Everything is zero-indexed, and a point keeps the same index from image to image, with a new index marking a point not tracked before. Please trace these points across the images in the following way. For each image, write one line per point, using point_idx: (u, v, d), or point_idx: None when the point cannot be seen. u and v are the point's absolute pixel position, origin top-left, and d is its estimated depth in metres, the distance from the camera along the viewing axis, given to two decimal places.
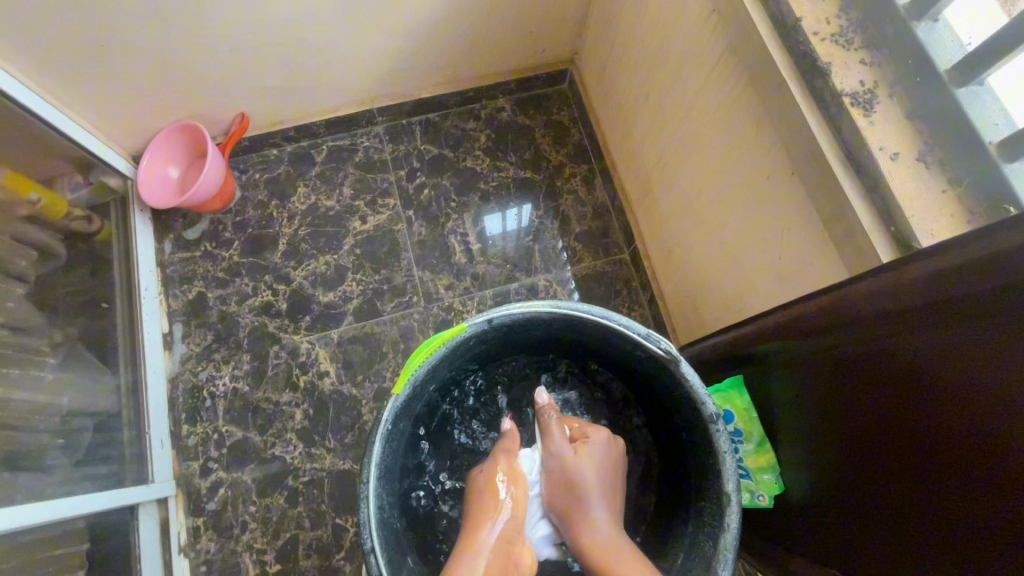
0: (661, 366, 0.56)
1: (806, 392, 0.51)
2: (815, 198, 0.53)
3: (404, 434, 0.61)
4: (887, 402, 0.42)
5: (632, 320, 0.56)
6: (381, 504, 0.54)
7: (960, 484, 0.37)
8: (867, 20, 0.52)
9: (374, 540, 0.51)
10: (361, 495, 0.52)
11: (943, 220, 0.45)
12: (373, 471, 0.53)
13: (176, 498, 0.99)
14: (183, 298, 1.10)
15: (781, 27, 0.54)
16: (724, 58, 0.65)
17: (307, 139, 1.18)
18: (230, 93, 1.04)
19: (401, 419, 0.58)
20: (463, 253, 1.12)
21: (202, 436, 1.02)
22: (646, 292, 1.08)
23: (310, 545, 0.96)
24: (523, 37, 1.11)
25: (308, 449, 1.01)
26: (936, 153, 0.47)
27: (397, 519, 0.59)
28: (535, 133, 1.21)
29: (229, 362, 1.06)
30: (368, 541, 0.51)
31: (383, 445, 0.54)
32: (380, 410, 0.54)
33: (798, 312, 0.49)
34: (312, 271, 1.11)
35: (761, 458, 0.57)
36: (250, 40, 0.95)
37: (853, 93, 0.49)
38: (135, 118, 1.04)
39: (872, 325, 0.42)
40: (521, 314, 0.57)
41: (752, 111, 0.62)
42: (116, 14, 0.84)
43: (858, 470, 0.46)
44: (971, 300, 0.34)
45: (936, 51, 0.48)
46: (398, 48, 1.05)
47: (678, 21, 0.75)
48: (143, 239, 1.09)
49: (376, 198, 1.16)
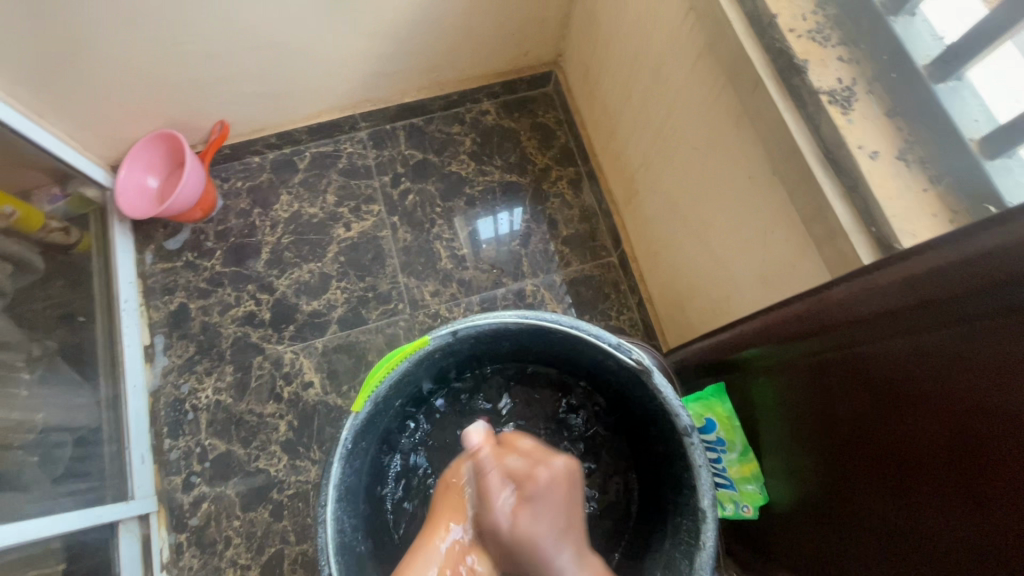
0: (634, 377, 0.55)
1: (787, 399, 0.49)
2: (795, 199, 0.51)
3: (369, 452, 0.60)
4: (867, 408, 0.41)
5: (602, 329, 0.55)
6: (340, 527, 0.53)
7: (952, 499, 0.35)
8: (844, 15, 0.51)
9: (332, 566, 0.50)
10: (319, 519, 0.51)
11: (925, 220, 0.43)
12: (331, 494, 0.52)
13: (157, 514, 0.97)
14: (165, 309, 1.08)
15: (757, 24, 0.53)
16: (703, 56, 0.64)
17: (290, 145, 1.17)
18: (209, 100, 1.03)
19: (364, 437, 0.57)
20: (449, 259, 1.11)
21: (184, 450, 1.00)
22: (634, 295, 1.07)
23: (295, 560, 0.94)
24: (507, 39, 1.10)
25: (293, 461, 0.99)
26: (916, 152, 0.46)
27: (361, 541, 0.58)
28: (521, 136, 1.20)
29: (212, 374, 1.04)
30: (324, 566, 0.50)
31: (342, 466, 0.53)
32: (339, 429, 0.53)
33: (778, 317, 0.48)
34: (296, 280, 1.10)
35: (744, 468, 0.56)
36: (228, 46, 0.93)
37: (830, 90, 0.48)
38: (112, 128, 1.02)
39: (850, 330, 0.40)
40: (488, 326, 0.56)
41: (730, 112, 0.61)
42: (88, 21, 0.83)
43: (841, 479, 0.45)
44: (949, 303, 0.33)
45: (913, 46, 0.47)
46: (379, 52, 1.03)
47: (656, 23, 0.74)
48: (122, 250, 1.07)
49: (360, 205, 1.15)
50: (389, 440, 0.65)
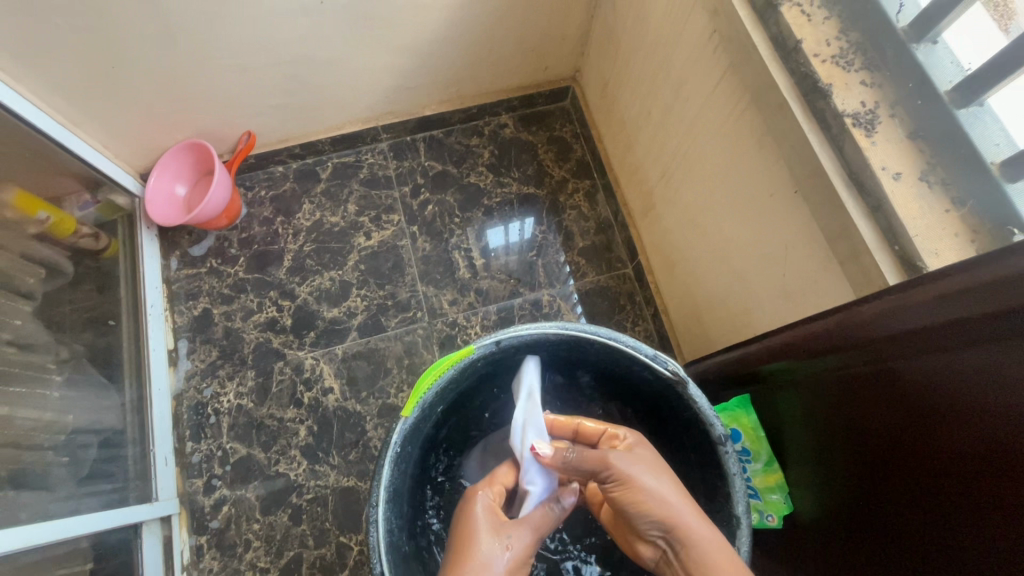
0: (669, 389, 0.57)
1: (813, 412, 0.50)
2: (818, 217, 0.53)
3: (412, 458, 0.61)
4: (895, 418, 0.42)
5: (639, 341, 0.57)
6: (389, 528, 0.54)
7: (980, 507, 0.36)
8: (867, 43, 0.53)
9: (384, 564, 0.51)
10: (371, 519, 0.52)
11: (948, 240, 0.45)
12: (382, 495, 0.53)
13: (179, 515, 0.98)
14: (189, 314, 1.11)
15: (782, 49, 0.55)
16: (727, 77, 0.66)
17: (313, 156, 1.20)
18: (238, 111, 1.06)
19: (409, 442, 0.58)
20: (467, 268, 1.13)
21: (206, 453, 1.02)
22: (649, 306, 1.08)
23: (314, 564, 0.96)
24: (526, 55, 1.12)
25: (312, 466, 1.00)
26: (938, 173, 0.47)
27: (405, 543, 0.59)
28: (538, 149, 1.22)
29: (234, 378, 1.06)
30: (377, 564, 0.51)
31: (392, 468, 0.54)
32: (389, 432, 0.55)
33: (808, 331, 0.49)
34: (317, 287, 1.12)
35: (769, 478, 0.57)
36: (259, 60, 0.96)
37: (855, 113, 0.50)
38: (144, 138, 1.05)
39: (882, 344, 0.42)
40: (530, 336, 0.58)
41: (755, 131, 0.63)
42: (126, 35, 0.86)
43: (865, 487, 0.46)
44: (980, 323, 0.34)
45: (935, 73, 0.49)
46: (403, 66, 1.06)
47: (678, 43, 0.76)
48: (150, 256, 1.10)
49: (380, 214, 1.17)
50: (429, 446, 0.66)
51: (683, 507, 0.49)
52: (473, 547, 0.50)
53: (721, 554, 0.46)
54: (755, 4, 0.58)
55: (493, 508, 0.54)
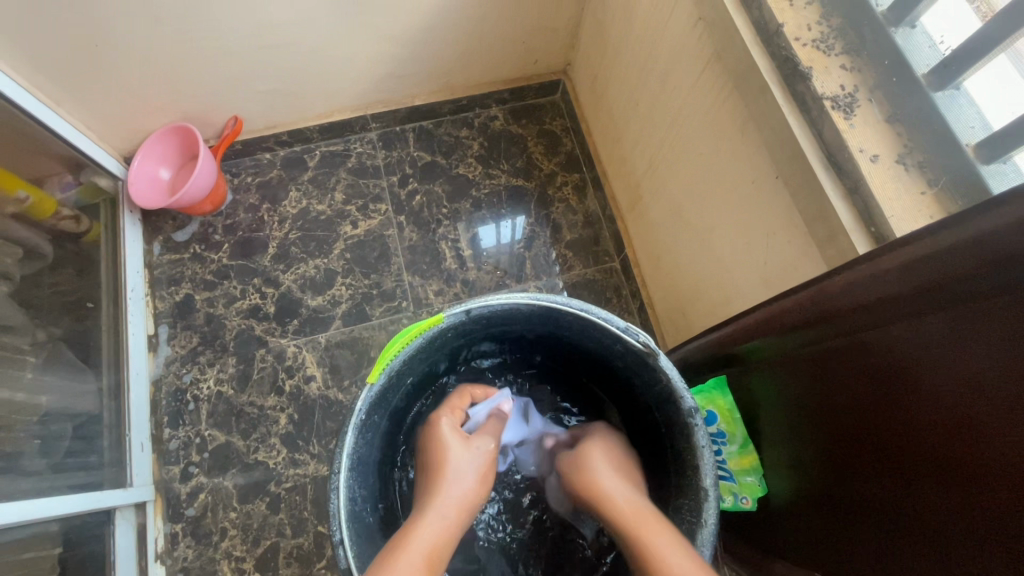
0: (640, 361, 0.57)
1: (787, 390, 0.51)
2: (797, 200, 0.53)
3: (381, 427, 0.61)
4: (867, 390, 0.42)
5: (611, 313, 0.56)
6: (351, 496, 0.53)
7: (949, 474, 0.36)
8: (848, 26, 0.53)
9: (344, 532, 0.50)
10: (332, 486, 0.52)
11: (924, 220, 0.45)
12: (344, 462, 0.52)
13: (154, 502, 0.97)
14: (170, 300, 1.09)
15: (764, 32, 0.55)
16: (710, 62, 0.66)
17: (301, 143, 1.19)
18: (226, 96, 1.05)
19: (376, 411, 0.58)
20: (454, 259, 1.12)
21: (184, 440, 1.01)
22: (635, 299, 1.08)
23: (291, 554, 0.94)
24: (517, 47, 1.12)
25: (292, 454, 0.99)
26: (915, 155, 0.48)
27: (370, 513, 0.58)
28: (528, 141, 1.22)
29: (214, 365, 1.05)
30: (337, 532, 0.50)
31: (356, 436, 0.54)
32: (353, 400, 0.54)
33: (780, 308, 0.49)
34: (302, 275, 1.11)
35: (744, 460, 0.57)
36: (246, 43, 0.95)
37: (834, 96, 0.50)
38: (129, 120, 1.04)
39: (851, 317, 0.42)
40: (500, 307, 0.58)
41: (736, 112, 0.63)
42: (110, 15, 0.85)
43: (839, 462, 0.46)
44: (945, 287, 0.35)
45: (913, 56, 0.49)
46: (393, 54, 1.05)
47: (662, 31, 0.76)
48: (131, 239, 1.09)
49: (367, 203, 1.16)
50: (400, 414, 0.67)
51: (614, 480, 0.59)
52: (445, 476, 0.59)
53: (636, 512, 0.54)
54: None
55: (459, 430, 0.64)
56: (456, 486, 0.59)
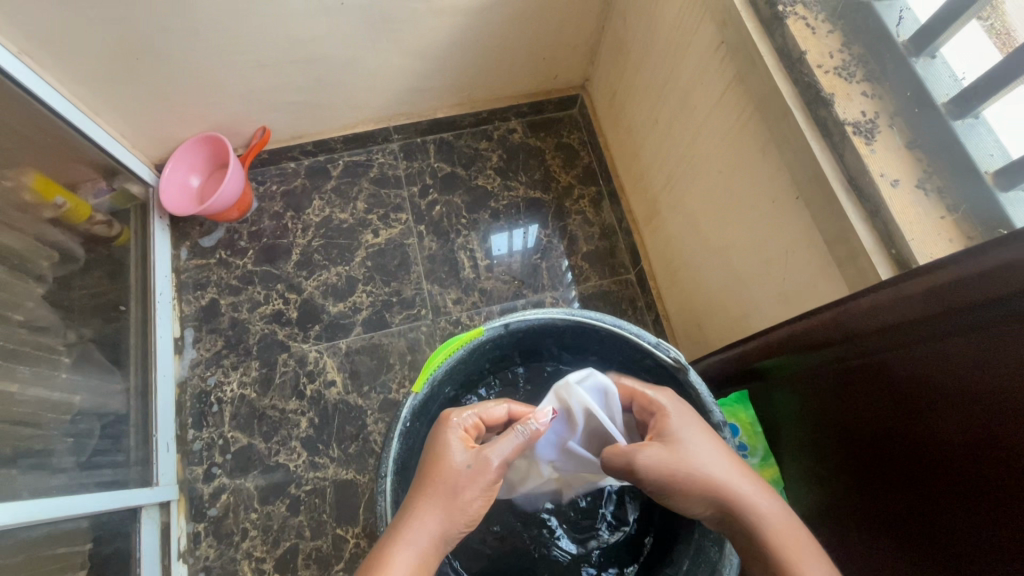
0: (670, 377, 0.59)
1: (810, 407, 0.52)
2: (818, 221, 0.55)
3: (422, 435, 0.63)
4: (891, 407, 0.43)
5: (642, 329, 0.59)
6: (396, 499, 0.55)
7: (971, 491, 0.37)
8: (869, 55, 0.55)
9: None
10: (379, 489, 0.54)
11: (943, 244, 0.47)
12: (390, 467, 0.55)
13: (178, 502, 0.99)
14: (196, 304, 1.12)
15: (787, 59, 0.57)
16: (732, 85, 0.68)
17: (324, 153, 1.22)
18: (255, 108, 1.08)
19: (419, 420, 0.60)
20: (471, 268, 1.14)
21: (208, 442, 1.03)
22: (651, 311, 1.09)
23: (310, 555, 0.96)
24: (538, 63, 1.15)
25: (312, 458, 1.01)
26: (934, 180, 0.49)
27: None
28: (546, 154, 1.25)
29: (238, 368, 1.08)
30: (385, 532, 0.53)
31: (400, 442, 0.56)
32: (399, 408, 0.57)
33: (805, 326, 0.51)
34: (324, 281, 1.13)
35: (765, 472, 0.59)
36: (278, 56, 0.98)
37: (855, 122, 0.52)
38: (161, 129, 1.08)
39: (879, 336, 0.43)
40: (536, 321, 0.60)
41: (758, 134, 0.65)
42: (150, 28, 0.88)
43: (859, 475, 0.47)
44: (966, 313, 0.36)
45: (933, 85, 0.52)
46: (418, 68, 1.08)
47: (684, 53, 0.79)
48: (160, 245, 1.12)
49: (388, 213, 1.19)
50: None
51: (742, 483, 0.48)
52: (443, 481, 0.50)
53: (781, 527, 0.46)
54: (762, 16, 0.60)
55: (466, 438, 0.53)
56: (440, 503, 0.49)
